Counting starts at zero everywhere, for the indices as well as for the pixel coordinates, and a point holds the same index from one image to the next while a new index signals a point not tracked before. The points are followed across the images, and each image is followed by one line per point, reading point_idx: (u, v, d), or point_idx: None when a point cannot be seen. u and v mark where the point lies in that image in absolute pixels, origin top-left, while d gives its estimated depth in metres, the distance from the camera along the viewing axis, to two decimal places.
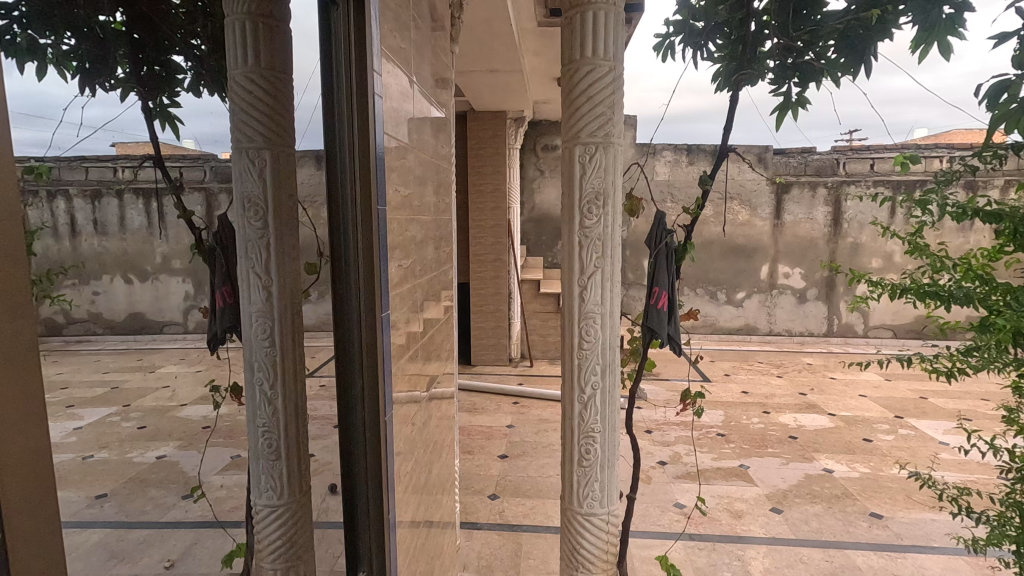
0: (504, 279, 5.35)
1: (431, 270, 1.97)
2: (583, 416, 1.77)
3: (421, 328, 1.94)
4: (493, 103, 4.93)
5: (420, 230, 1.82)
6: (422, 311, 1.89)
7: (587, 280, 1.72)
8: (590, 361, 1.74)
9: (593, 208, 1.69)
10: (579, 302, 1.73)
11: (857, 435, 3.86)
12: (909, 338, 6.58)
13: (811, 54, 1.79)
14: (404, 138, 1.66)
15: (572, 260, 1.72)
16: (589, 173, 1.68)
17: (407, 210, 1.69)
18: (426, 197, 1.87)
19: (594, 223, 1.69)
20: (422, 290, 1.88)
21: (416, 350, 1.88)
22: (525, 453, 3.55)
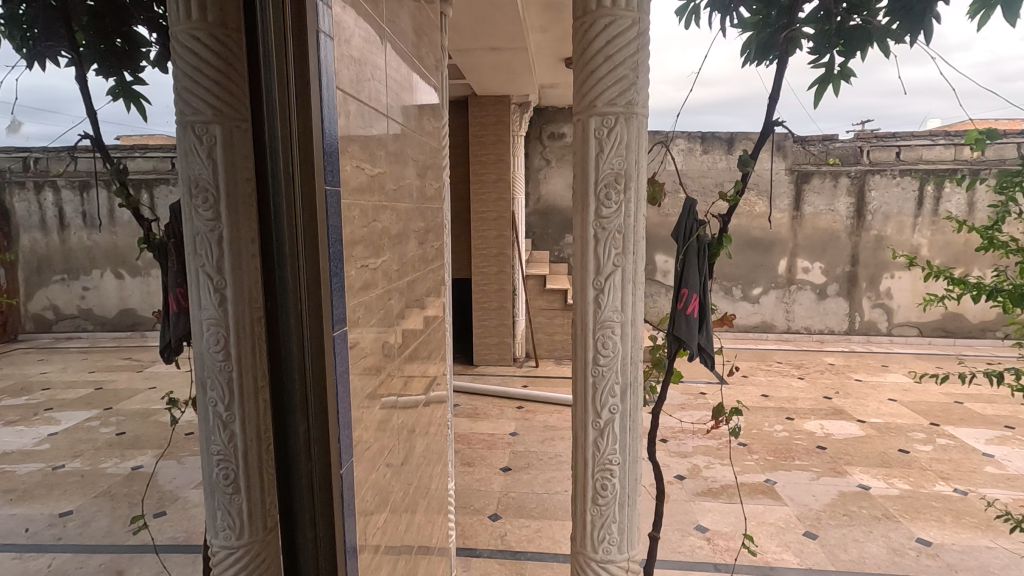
0: (509, 274, 5.03)
1: (430, 264, 1.65)
2: (597, 444, 1.47)
3: (419, 334, 1.63)
4: (495, 87, 4.60)
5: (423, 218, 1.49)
6: (420, 314, 1.59)
7: (607, 281, 1.41)
8: (607, 380, 1.44)
9: (610, 193, 1.38)
10: (594, 309, 1.43)
11: (892, 445, 3.55)
12: (936, 337, 6.25)
13: (858, 18, 1.37)
14: (404, 122, 1.32)
15: (586, 258, 1.42)
16: (608, 151, 1.37)
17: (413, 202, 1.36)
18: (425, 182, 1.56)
19: (612, 213, 1.39)
20: (421, 289, 1.56)
21: (413, 360, 1.57)
22: (530, 465, 3.26)
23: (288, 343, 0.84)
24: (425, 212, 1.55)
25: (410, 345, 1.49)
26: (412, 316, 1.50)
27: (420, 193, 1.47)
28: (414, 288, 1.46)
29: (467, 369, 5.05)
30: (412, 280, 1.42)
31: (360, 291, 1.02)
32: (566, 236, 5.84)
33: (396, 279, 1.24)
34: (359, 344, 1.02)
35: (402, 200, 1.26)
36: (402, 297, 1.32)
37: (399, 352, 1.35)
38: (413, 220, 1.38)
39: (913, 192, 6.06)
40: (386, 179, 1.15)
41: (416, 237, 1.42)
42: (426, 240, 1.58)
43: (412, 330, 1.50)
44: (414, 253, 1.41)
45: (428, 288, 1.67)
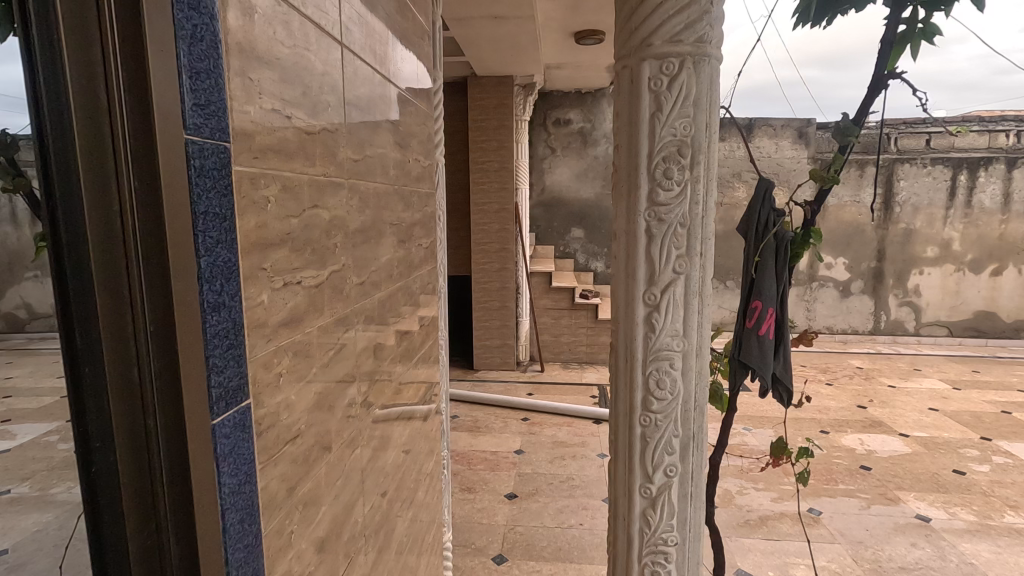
0: (512, 272, 4.61)
1: (425, 265, 1.22)
2: (646, 518, 1.07)
3: (419, 359, 1.21)
4: (497, 65, 4.16)
5: (410, 208, 1.07)
6: (415, 332, 1.16)
7: (664, 294, 1.00)
8: (663, 431, 1.04)
9: (660, 172, 0.98)
10: (646, 333, 1.02)
11: (945, 465, 3.16)
12: (967, 337, 5.84)
13: None
14: (381, 66, 0.89)
15: (636, 261, 1.01)
16: (670, 110, 0.96)
17: (390, 182, 0.94)
18: (417, 157, 1.13)
19: (671, 198, 0.98)
20: (413, 300, 1.14)
21: (412, 397, 1.15)
22: (540, 491, 2.87)
23: (111, 453, 0.40)
24: (415, 197, 1.11)
25: (404, 376, 1.07)
26: (405, 338, 1.08)
27: (404, 169, 1.02)
28: (401, 298, 1.04)
29: (466, 375, 4.65)
30: (396, 291, 1.00)
31: (288, 330, 0.57)
32: (572, 230, 5.41)
33: (364, 293, 0.81)
34: (298, 418, 0.59)
35: (369, 177, 0.82)
36: (379, 315, 0.90)
37: (383, 393, 0.93)
38: (391, 209, 0.94)
39: (945, 182, 5.63)
40: (341, 142, 0.71)
41: (398, 230, 0.99)
42: (418, 235, 1.14)
43: (405, 357, 1.08)
44: (396, 253, 0.98)
45: (423, 297, 1.25)
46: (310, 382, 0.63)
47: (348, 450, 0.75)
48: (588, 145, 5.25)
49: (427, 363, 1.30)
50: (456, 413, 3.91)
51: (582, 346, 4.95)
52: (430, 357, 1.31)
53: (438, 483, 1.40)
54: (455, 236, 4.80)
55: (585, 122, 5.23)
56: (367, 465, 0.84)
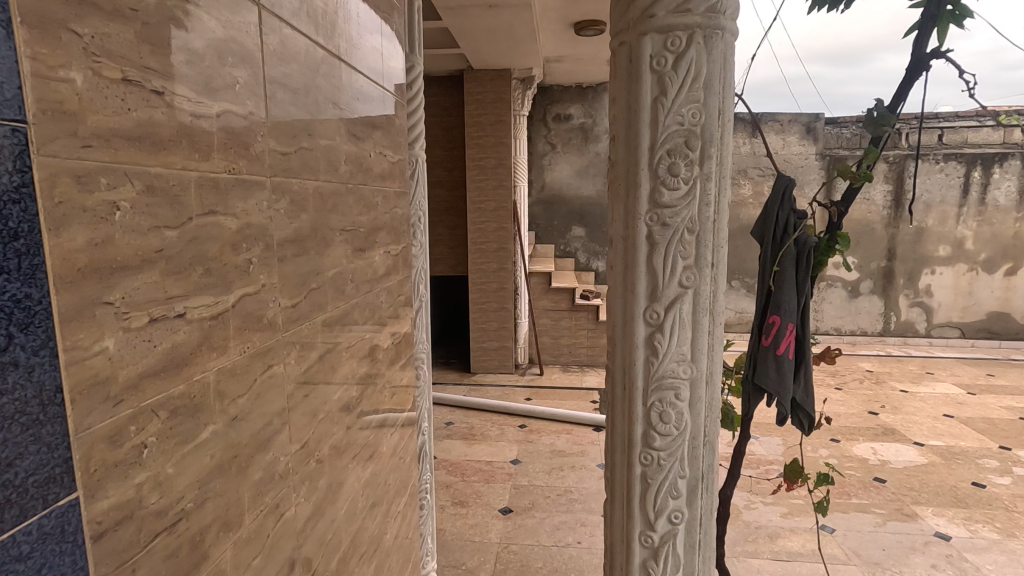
0: (510, 272, 4.45)
1: (396, 275, 1.07)
2: (648, 570, 0.92)
3: (393, 381, 1.06)
4: (494, 58, 4.00)
5: (373, 211, 0.92)
6: (386, 353, 1.01)
7: (668, 311, 0.85)
8: (668, 471, 0.89)
9: (662, 167, 0.83)
10: (648, 358, 0.87)
11: (963, 477, 3.01)
12: (980, 339, 5.66)
13: None
14: (329, 41, 0.74)
15: (637, 272, 0.86)
16: (676, 94, 0.81)
17: (342, 179, 0.78)
18: (384, 152, 0.98)
19: (678, 198, 0.83)
20: (382, 316, 0.98)
21: (382, 425, 1.00)
22: (536, 506, 2.72)
23: None
24: (379, 198, 0.95)
25: (371, 405, 0.92)
26: (370, 361, 0.93)
27: (363, 164, 0.87)
28: (363, 316, 0.89)
29: (463, 379, 4.50)
30: (356, 308, 0.85)
31: (164, 379, 0.43)
32: (573, 229, 5.25)
33: (303, 315, 0.67)
34: (183, 494, 0.45)
35: (305, 174, 0.66)
36: (330, 340, 0.75)
37: (337, 431, 0.78)
38: (343, 211, 0.79)
39: (958, 179, 5.45)
40: (257, 132, 0.56)
41: (355, 235, 0.83)
42: (384, 239, 0.98)
43: (370, 384, 0.92)
44: (354, 264, 0.83)
45: (398, 309, 1.10)
46: (206, 442, 0.48)
47: (275, 515, 0.60)
48: (589, 141, 5.09)
49: (404, 384, 1.15)
50: (451, 420, 3.76)
51: (582, 349, 4.80)
52: (407, 375, 1.15)
53: (415, 516, 1.26)
54: (452, 236, 4.64)
55: (586, 118, 5.06)
56: (308, 525, 0.69)
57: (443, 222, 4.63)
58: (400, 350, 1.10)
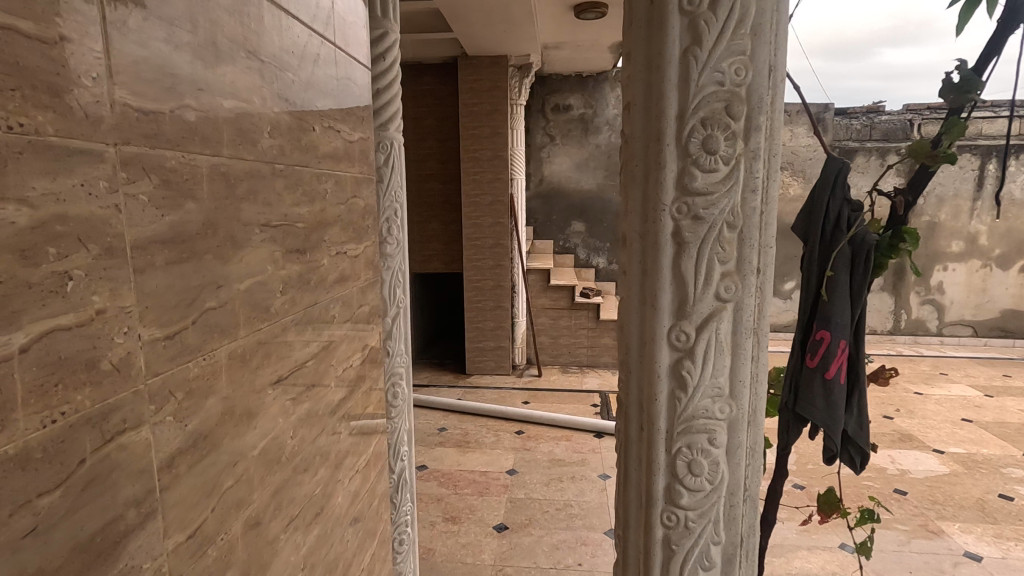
0: (507, 269, 4.25)
1: (356, 280, 0.86)
2: None
3: (353, 413, 0.86)
4: (489, 44, 3.78)
5: (317, 201, 0.71)
6: (342, 380, 0.80)
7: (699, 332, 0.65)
8: (696, 536, 0.70)
9: (694, 141, 0.62)
10: (674, 393, 0.67)
11: (988, 489, 2.82)
12: (993, 337, 5.47)
13: None
14: None
15: (660, 282, 0.65)
16: (713, 45, 0.61)
17: (263, 160, 0.57)
18: (336, 129, 0.77)
19: (713, 185, 0.63)
20: (337, 333, 0.78)
21: (337, 471, 0.79)
22: (533, 522, 2.53)
23: None
24: (328, 185, 0.75)
25: (318, 449, 0.72)
26: (317, 395, 0.72)
27: (301, 140, 0.66)
28: (305, 336, 0.68)
29: (458, 380, 4.31)
30: (291, 328, 0.64)
31: None
32: (572, 224, 5.04)
33: (188, 347, 0.46)
34: None
35: (191, 146, 0.46)
36: (244, 378, 0.54)
37: (261, 497, 0.58)
38: (265, 200, 0.58)
39: (972, 172, 5.24)
40: (83, 71, 0.36)
41: (287, 231, 0.63)
42: (336, 238, 0.77)
43: (318, 422, 0.72)
44: (284, 271, 0.62)
45: (363, 322, 0.89)
46: None
47: None
48: (589, 132, 4.87)
49: (371, 413, 0.95)
50: (444, 426, 3.57)
51: (582, 349, 4.62)
52: (373, 403, 0.94)
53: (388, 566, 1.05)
54: (446, 232, 4.44)
55: (586, 108, 4.85)
56: None
57: (436, 217, 4.42)
58: (364, 372, 0.90)
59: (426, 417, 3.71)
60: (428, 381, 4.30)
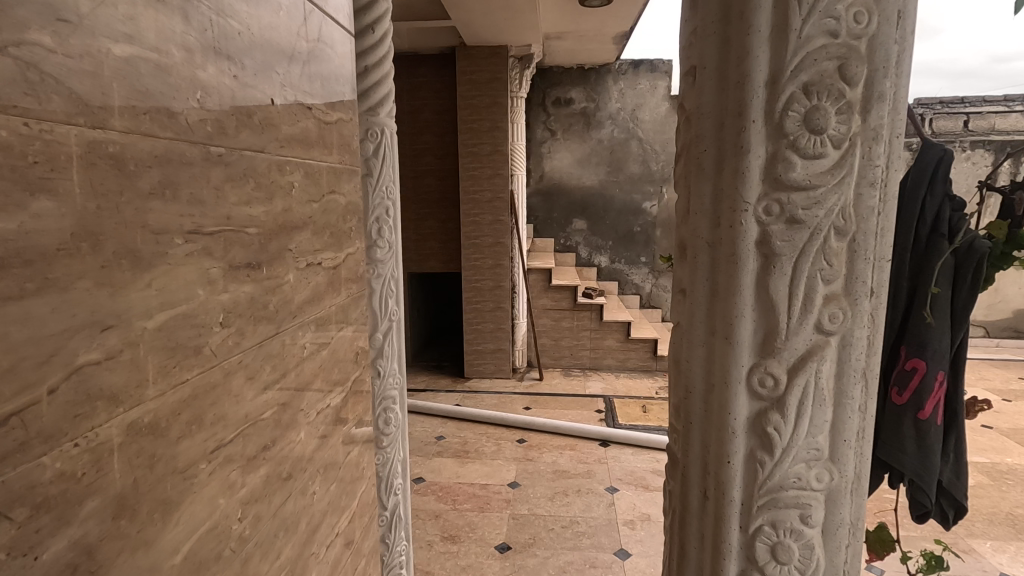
0: (507, 268, 4.08)
1: (335, 297, 0.69)
2: None
3: (330, 465, 0.68)
4: (489, 33, 3.60)
5: (273, 197, 0.53)
6: (314, 428, 0.62)
7: (795, 362, 0.60)
8: None
9: (794, 119, 0.56)
10: (761, 435, 0.61)
11: (1018, 502, 2.67)
12: (1004, 338, 5.32)
13: None
14: None
15: (745, 305, 0.60)
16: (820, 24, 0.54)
17: (184, 139, 0.40)
18: (302, 104, 0.59)
19: (815, 195, 0.57)
20: (309, 367, 0.61)
21: (308, 545, 0.62)
22: (537, 542, 2.36)
23: None
24: (294, 176, 0.57)
25: (278, 528, 0.54)
26: (278, 455, 0.54)
27: (252, 115, 0.49)
28: (260, 380, 0.51)
29: (456, 385, 4.13)
30: (239, 371, 0.47)
31: None
32: (574, 222, 4.85)
33: (41, 433, 0.29)
34: None
35: (35, 110, 0.29)
36: (161, 455, 0.37)
37: None
38: (190, 196, 0.40)
39: (985, 168, 5.07)
40: None
41: (229, 239, 0.45)
42: (304, 245, 0.60)
43: (282, 488, 0.55)
44: (226, 294, 0.45)
45: (344, 349, 0.72)
46: None
47: None
48: (591, 127, 4.69)
49: (354, 457, 0.77)
50: (442, 434, 3.40)
51: (585, 351, 4.45)
52: (355, 447, 0.77)
53: None
54: (444, 230, 4.26)
55: (588, 102, 4.66)
56: None
57: (434, 215, 4.24)
58: (345, 410, 0.73)
59: (423, 424, 3.54)
60: (425, 386, 4.12)
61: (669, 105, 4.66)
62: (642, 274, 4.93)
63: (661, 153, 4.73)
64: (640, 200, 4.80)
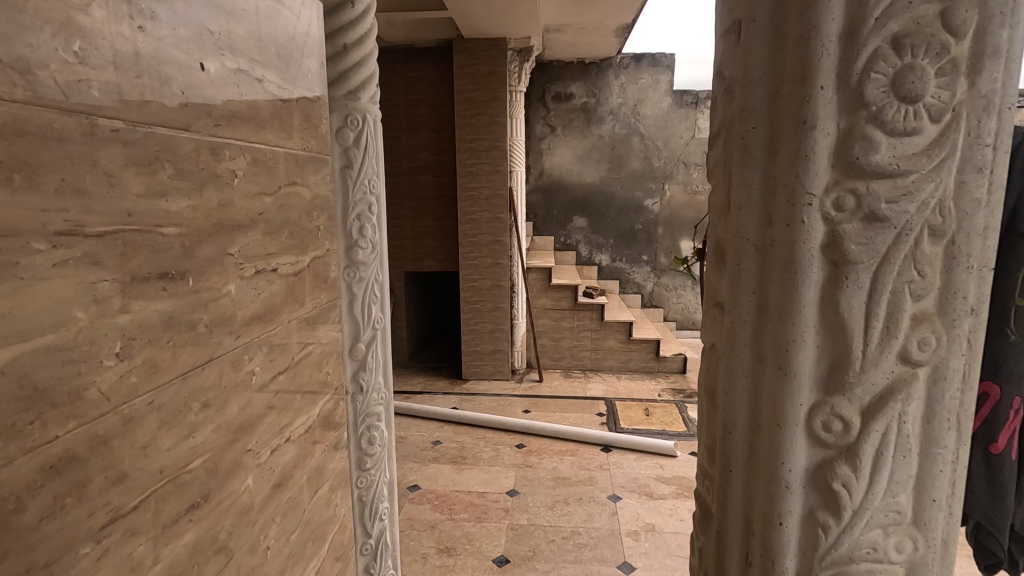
0: (506, 267, 3.97)
1: (296, 311, 0.57)
2: None
3: (290, 513, 0.56)
4: (487, 25, 3.48)
5: (201, 188, 0.41)
6: (264, 475, 0.51)
7: (870, 393, 0.50)
8: None
9: (879, 83, 0.46)
10: (826, 488, 0.52)
11: None
12: None
13: None
14: None
15: (811, 328, 0.51)
16: None
17: (34, 109, 0.29)
18: (247, 73, 0.48)
19: (906, 190, 0.47)
20: (260, 400, 0.50)
21: None
22: (537, 555, 2.26)
23: None
24: (238, 163, 0.46)
25: None
26: (210, 513, 0.43)
27: (168, 79, 0.38)
28: (186, 421, 0.40)
29: (454, 387, 4.03)
30: (148, 416, 0.37)
31: None
32: (574, 219, 4.74)
33: None
34: None
35: None
36: (4, 541, 0.28)
37: None
38: (57, 189, 0.30)
39: None
40: None
41: (131, 244, 0.35)
42: (250, 249, 0.48)
43: (216, 560, 0.44)
44: (125, 316, 0.35)
45: (307, 371, 0.60)
46: None
47: None
48: (592, 123, 4.57)
49: (324, 495, 0.66)
50: (439, 439, 3.29)
51: (585, 352, 4.34)
52: (325, 482, 0.65)
53: None
54: (441, 228, 4.14)
55: (589, 97, 4.54)
56: None
57: (431, 213, 4.13)
58: (312, 441, 0.62)
59: (419, 429, 3.43)
60: (422, 388, 4.02)
61: (672, 101, 4.55)
62: (644, 273, 4.82)
63: (664, 149, 4.62)
64: (642, 197, 4.69)
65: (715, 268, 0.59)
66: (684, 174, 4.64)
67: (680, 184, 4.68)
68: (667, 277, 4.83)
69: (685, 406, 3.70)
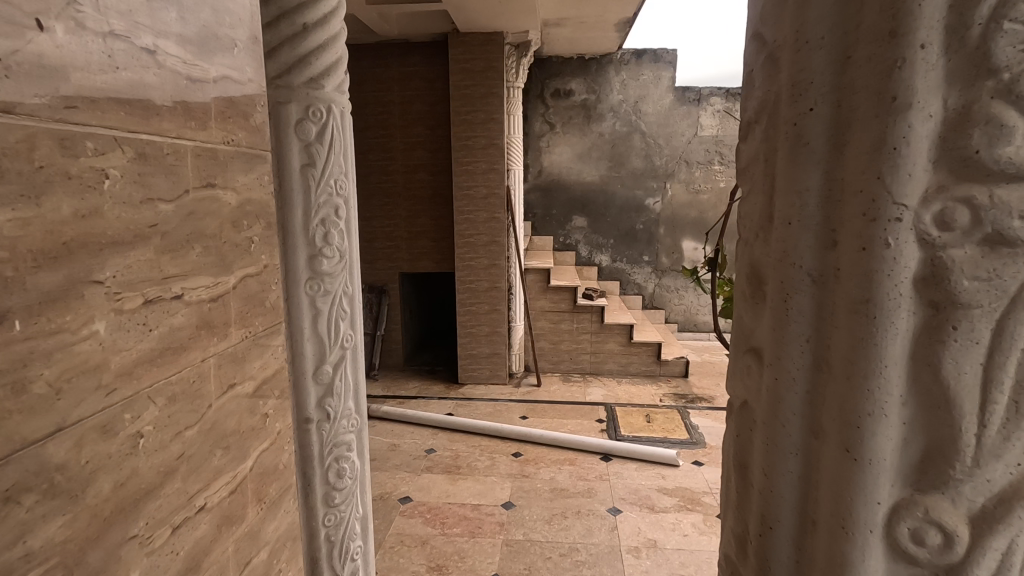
0: (503, 269, 3.85)
1: (207, 346, 0.52)
2: None
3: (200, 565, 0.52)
4: (483, 18, 3.35)
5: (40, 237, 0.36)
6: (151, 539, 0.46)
7: (989, 495, 0.35)
8: None
9: (1017, 36, 0.32)
10: None
11: None
12: None
13: None
14: None
15: (903, 396, 0.37)
16: None
17: None
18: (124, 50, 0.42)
19: None
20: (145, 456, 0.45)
21: None
22: (533, 573, 2.14)
23: None
24: (114, 170, 0.41)
25: None
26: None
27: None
28: (16, 518, 0.35)
29: (450, 391, 3.91)
30: None
31: None
32: (574, 219, 4.62)
33: None
34: None
35: None
36: None
37: None
38: None
39: None
40: None
41: None
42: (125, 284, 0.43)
43: None
44: None
45: (230, 414, 0.55)
46: None
47: None
48: (592, 120, 4.45)
49: (250, 540, 0.60)
50: (433, 447, 3.18)
51: (585, 355, 4.23)
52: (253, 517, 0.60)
53: None
54: (436, 228, 4.03)
55: (589, 94, 4.42)
56: None
57: (425, 212, 4.01)
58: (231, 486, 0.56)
59: (413, 436, 3.31)
60: (416, 392, 3.90)
61: (674, 97, 4.42)
62: (645, 274, 4.70)
63: (665, 147, 4.50)
64: (643, 196, 4.57)
65: (753, 304, 0.46)
66: (686, 173, 4.52)
67: (682, 183, 4.56)
68: (668, 278, 4.71)
69: (687, 411, 3.59)
